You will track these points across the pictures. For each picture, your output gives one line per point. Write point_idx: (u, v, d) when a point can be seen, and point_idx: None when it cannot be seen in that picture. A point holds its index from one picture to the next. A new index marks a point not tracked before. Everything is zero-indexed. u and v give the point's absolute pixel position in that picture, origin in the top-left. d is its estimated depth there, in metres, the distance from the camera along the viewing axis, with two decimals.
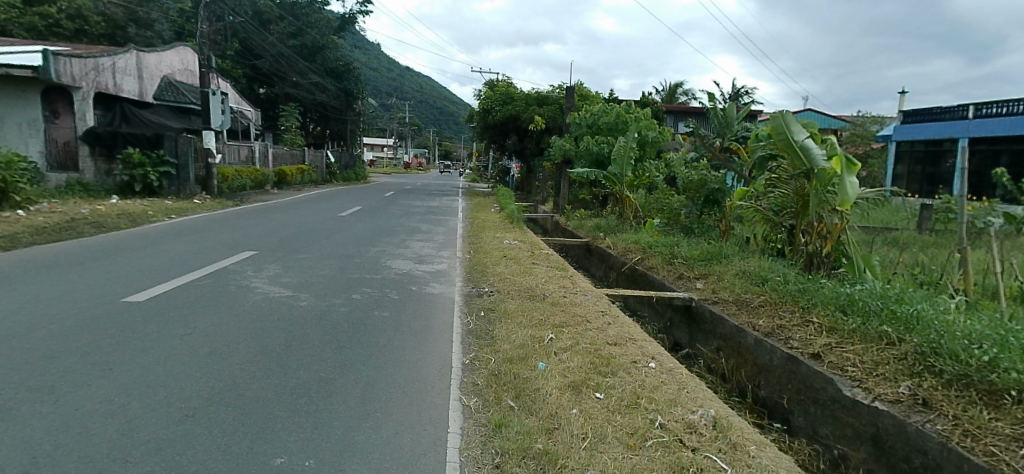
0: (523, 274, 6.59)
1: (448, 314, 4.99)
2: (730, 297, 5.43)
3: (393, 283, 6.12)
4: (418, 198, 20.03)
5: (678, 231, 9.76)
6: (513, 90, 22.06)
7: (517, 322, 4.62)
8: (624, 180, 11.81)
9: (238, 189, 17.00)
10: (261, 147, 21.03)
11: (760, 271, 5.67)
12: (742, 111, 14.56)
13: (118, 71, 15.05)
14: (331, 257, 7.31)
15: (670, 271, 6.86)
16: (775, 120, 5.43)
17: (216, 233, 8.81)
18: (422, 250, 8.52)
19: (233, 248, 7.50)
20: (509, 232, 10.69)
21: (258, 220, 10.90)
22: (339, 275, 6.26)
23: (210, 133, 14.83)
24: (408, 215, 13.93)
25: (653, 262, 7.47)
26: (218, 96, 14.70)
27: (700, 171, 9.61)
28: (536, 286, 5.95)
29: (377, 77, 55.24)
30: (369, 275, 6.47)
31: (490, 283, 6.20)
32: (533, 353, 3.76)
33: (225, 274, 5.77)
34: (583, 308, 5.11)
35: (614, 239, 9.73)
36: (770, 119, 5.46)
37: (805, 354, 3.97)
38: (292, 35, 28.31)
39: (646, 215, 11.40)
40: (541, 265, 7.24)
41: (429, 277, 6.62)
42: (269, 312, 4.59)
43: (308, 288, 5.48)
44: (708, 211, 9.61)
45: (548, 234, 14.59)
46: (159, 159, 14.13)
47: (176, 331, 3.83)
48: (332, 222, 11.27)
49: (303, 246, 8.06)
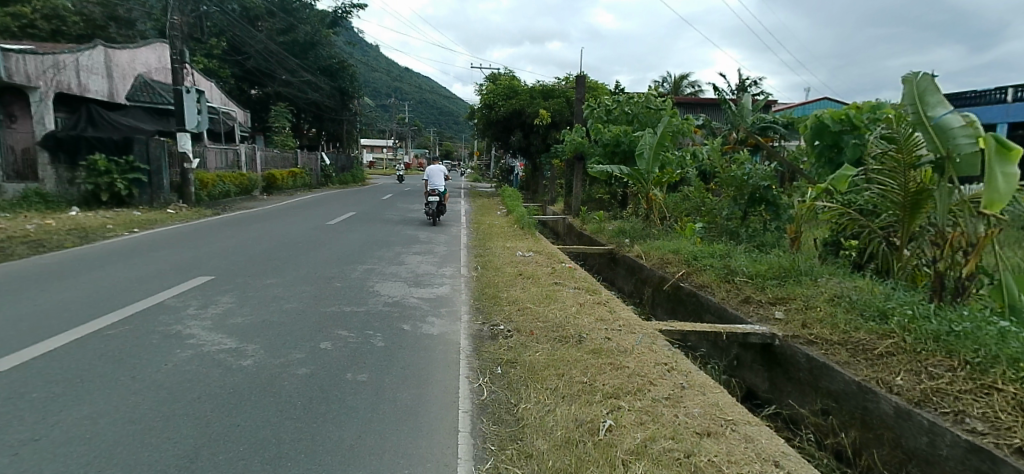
0: (547, 301, 5.15)
1: (451, 374, 3.56)
2: (834, 337, 4.01)
3: (378, 321, 4.66)
4: (416, 201, 18.57)
5: (723, 238, 8.29)
6: (516, 84, 20.61)
7: (551, 390, 3.20)
8: (650, 178, 10.24)
9: (220, 196, 15.56)
10: (248, 150, 19.60)
11: (869, 298, 4.25)
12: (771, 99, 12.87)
13: (83, 69, 13.73)
14: (306, 283, 5.88)
15: (729, 292, 5.44)
16: (905, 86, 4.22)
17: (176, 251, 7.44)
18: (419, 268, 7.09)
19: (186, 273, 6.10)
20: (521, 239, 9.30)
21: (233, 232, 9.50)
22: (309, 311, 4.82)
23: (185, 135, 13.42)
24: (406, 221, 12.58)
25: (703, 279, 6.03)
26: (193, 94, 13.26)
27: (742, 166, 8.21)
28: (566, 322, 4.50)
29: (375, 77, 53.82)
30: (349, 308, 5.02)
31: (506, 317, 4.75)
32: (589, 465, 2.35)
33: (154, 315, 4.35)
34: (636, 358, 3.67)
35: (645, 246, 8.28)
36: (905, 82, 4.22)
37: (1007, 447, 2.56)
38: (282, 31, 26.92)
39: (675, 218, 9.98)
40: (566, 285, 5.81)
41: (425, 308, 5.17)
42: (187, 384, 3.14)
43: (262, 337, 4.03)
44: (755, 212, 8.16)
45: (561, 239, 13.24)
46: (128, 165, 12.67)
47: (15, 440, 2.43)
48: (319, 232, 9.89)
49: (276, 266, 6.63)
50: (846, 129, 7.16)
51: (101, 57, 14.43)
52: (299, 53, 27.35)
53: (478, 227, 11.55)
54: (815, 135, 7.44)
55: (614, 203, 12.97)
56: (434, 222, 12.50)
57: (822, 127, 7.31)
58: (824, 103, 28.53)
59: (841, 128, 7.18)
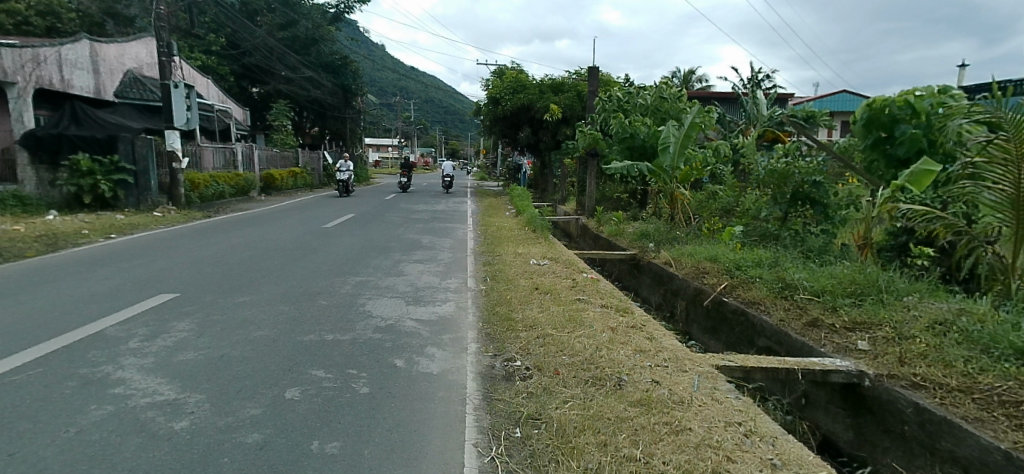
0: (572, 326, 4.24)
1: (452, 441, 2.65)
2: (952, 378, 3.10)
3: (364, 354, 3.77)
4: (421, 201, 17.74)
5: (764, 242, 7.39)
6: (525, 77, 19.67)
7: (590, 470, 2.30)
8: (675, 175, 9.28)
9: (214, 197, 14.74)
10: (246, 149, 18.78)
11: (992, 330, 3.34)
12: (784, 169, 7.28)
13: (67, 64, 13.04)
14: (284, 301, 5.00)
15: (789, 312, 4.53)
16: None
17: (145, 262, 6.60)
18: (419, 279, 6.23)
19: (146, 290, 5.24)
20: (534, 244, 8.41)
21: (216, 238, 8.65)
22: (280, 341, 3.94)
23: (174, 133, 12.58)
24: (408, 223, 11.72)
25: (751, 294, 5.11)
26: (182, 89, 12.42)
27: (782, 160, 7.33)
28: (598, 356, 3.61)
29: (381, 75, 53.10)
30: (332, 336, 4.14)
31: (522, 347, 3.86)
32: None
33: (80, 353, 3.48)
34: (700, 413, 2.79)
35: (673, 251, 7.38)
36: None
37: None
38: (282, 26, 26.05)
39: (702, 218, 9.10)
40: (591, 303, 4.92)
41: (424, 335, 4.28)
42: (84, 466, 2.26)
43: (211, 383, 3.14)
44: (797, 212, 7.30)
45: (574, 241, 12.42)
46: (113, 166, 11.84)
47: None
48: (312, 237, 9.04)
49: (254, 280, 5.76)
50: (904, 117, 6.19)
51: (87, 52, 13.71)
52: (300, 49, 26.49)
53: (486, 229, 10.69)
54: (866, 126, 6.53)
55: (633, 203, 12.05)
56: (439, 224, 11.62)
57: (874, 116, 6.40)
58: (843, 97, 27.63)
59: (897, 115, 6.22)
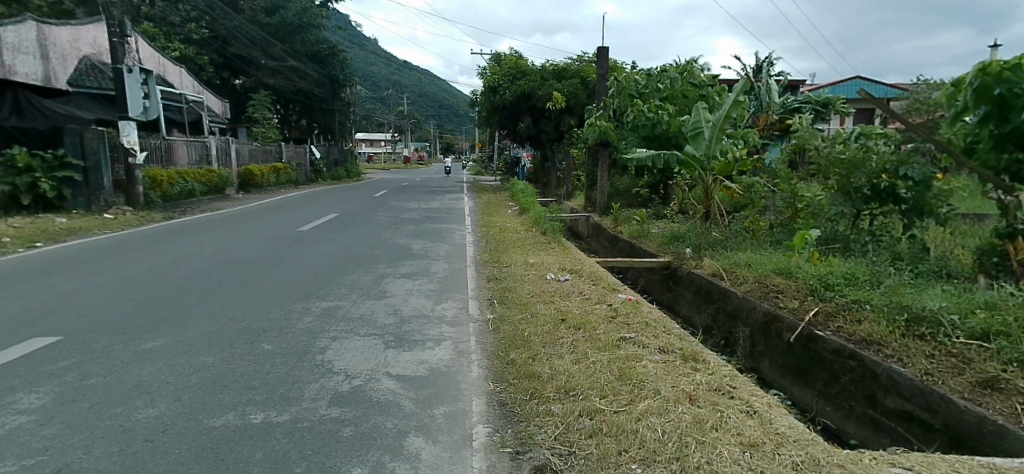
0: (628, 393, 2.80)
1: None
2: None
3: (304, 459, 2.32)
4: (414, 198, 16.28)
5: (835, 247, 5.98)
6: (525, 63, 18.15)
7: None
8: (712, 167, 7.89)
9: (181, 196, 13.21)
10: (221, 143, 17.18)
11: None
12: (881, 173, 5.66)
13: (8, 47, 11.52)
14: (208, 348, 3.54)
15: (939, 362, 3.11)
16: None
17: (51, 284, 5.10)
18: (407, 305, 4.78)
19: (21, 330, 3.78)
20: (545, 250, 6.98)
21: (162, 247, 7.17)
22: (171, 432, 2.47)
23: (129, 124, 11.15)
24: (398, 224, 10.25)
25: (859, 329, 3.67)
26: (137, 74, 10.93)
27: (856, 144, 5.89)
28: (691, 463, 2.17)
29: (374, 68, 51.47)
30: (262, 416, 2.68)
31: (558, 443, 2.39)
32: None
33: None
34: None
35: (719, 259, 5.96)
36: None
37: None
38: (266, 13, 24.39)
39: (745, 216, 7.69)
40: (643, 348, 3.48)
41: (407, 408, 2.83)
42: None
43: None
44: (874, 209, 5.90)
45: (585, 242, 11.03)
46: (57, 161, 10.31)
47: None
48: (280, 244, 7.59)
49: (184, 311, 4.33)
50: None
51: (32, 34, 12.19)
52: (284, 37, 24.85)
53: (486, 230, 9.26)
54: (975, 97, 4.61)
55: (654, 199, 10.65)
56: (433, 226, 10.17)
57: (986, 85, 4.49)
58: (859, 82, 26.16)
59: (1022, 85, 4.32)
